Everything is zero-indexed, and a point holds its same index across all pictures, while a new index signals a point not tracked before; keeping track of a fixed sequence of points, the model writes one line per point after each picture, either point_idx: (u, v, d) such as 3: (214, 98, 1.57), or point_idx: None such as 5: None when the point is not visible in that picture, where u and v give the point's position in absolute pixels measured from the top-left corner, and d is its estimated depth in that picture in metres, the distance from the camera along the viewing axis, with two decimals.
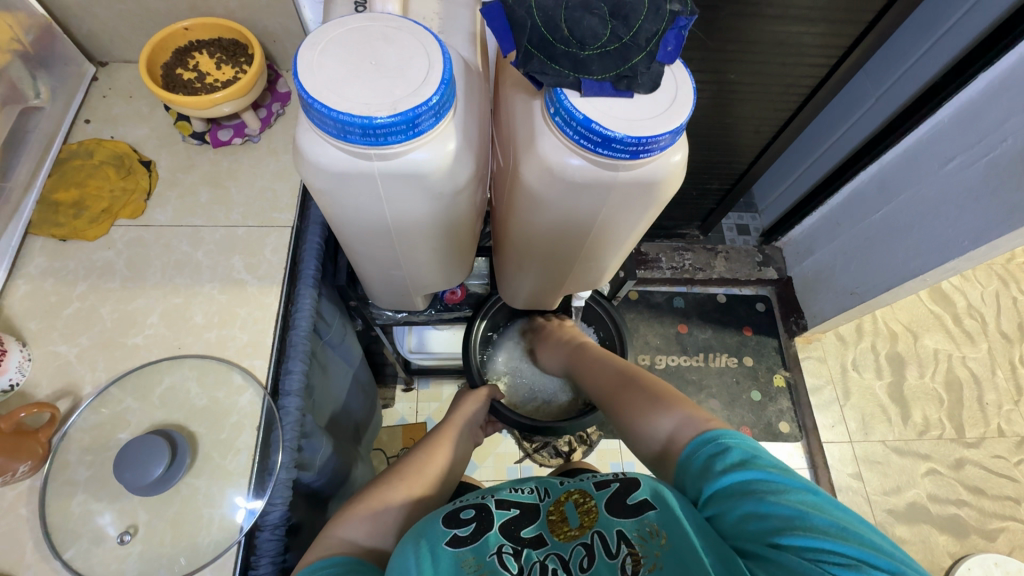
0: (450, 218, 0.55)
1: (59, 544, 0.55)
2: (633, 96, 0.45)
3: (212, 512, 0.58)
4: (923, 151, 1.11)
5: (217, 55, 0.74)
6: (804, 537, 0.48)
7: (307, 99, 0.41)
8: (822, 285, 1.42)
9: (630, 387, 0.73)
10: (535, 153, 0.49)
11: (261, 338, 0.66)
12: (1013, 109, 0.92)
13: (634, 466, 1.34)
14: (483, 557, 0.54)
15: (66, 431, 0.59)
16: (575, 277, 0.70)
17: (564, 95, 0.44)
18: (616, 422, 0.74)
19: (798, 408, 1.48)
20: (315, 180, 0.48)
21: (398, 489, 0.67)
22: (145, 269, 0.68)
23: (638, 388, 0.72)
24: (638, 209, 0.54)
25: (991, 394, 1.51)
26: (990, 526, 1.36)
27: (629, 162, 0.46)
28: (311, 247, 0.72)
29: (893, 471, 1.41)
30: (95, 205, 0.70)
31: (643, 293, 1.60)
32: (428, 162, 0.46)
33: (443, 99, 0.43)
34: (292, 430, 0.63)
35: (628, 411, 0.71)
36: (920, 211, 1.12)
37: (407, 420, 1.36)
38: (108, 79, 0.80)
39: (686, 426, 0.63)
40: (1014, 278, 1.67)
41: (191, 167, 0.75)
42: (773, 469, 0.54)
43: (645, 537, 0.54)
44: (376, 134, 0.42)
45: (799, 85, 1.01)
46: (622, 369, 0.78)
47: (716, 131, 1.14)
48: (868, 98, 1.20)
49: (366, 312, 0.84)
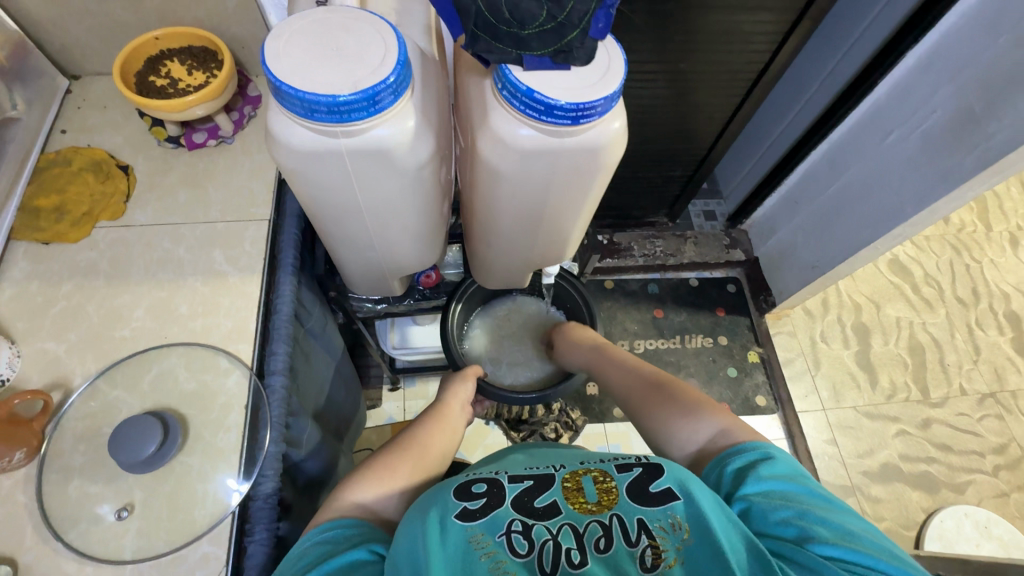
0: (417, 194, 0.60)
1: (59, 526, 0.57)
2: (570, 68, 0.50)
3: (205, 487, 0.61)
4: (865, 127, 1.18)
5: (187, 62, 0.77)
6: (849, 550, 0.52)
7: (275, 82, 0.45)
8: (787, 263, 1.50)
9: (661, 393, 0.77)
10: (488, 128, 0.53)
11: (245, 324, 0.69)
12: (940, 82, 1.00)
13: (620, 448, 1.39)
14: (493, 535, 0.57)
15: (59, 420, 0.61)
16: (542, 250, 0.75)
17: (508, 70, 0.49)
18: (641, 422, 0.78)
19: (773, 381, 1.54)
20: (287, 161, 0.52)
21: (403, 458, 0.71)
22: (128, 267, 0.71)
23: (670, 395, 0.76)
24: (587, 175, 0.59)
25: (952, 355, 1.60)
26: (958, 480, 1.44)
27: (572, 128, 0.51)
28: (289, 237, 0.76)
29: (865, 435, 1.48)
30: (76, 208, 0.73)
31: (619, 281, 1.66)
32: (391, 139, 0.51)
33: (400, 79, 0.48)
34: (279, 407, 0.66)
35: (664, 415, 0.74)
36: (867, 182, 1.20)
37: (395, 419, 1.39)
38: (82, 91, 0.83)
39: (725, 434, 0.68)
40: (965, 246, 1.77)
41: (168, 170, 0.78)
42: (818, 489, 0.59)
43: (668, 529, 0.56)
44: (341, 111, 0.47)
45: (745, 71, 1.08)
46: (653, 377, 0.82)
47: (674, 119, 1.20)
48: (814, 81, 1.26)
49: (346, 305, 0.88)
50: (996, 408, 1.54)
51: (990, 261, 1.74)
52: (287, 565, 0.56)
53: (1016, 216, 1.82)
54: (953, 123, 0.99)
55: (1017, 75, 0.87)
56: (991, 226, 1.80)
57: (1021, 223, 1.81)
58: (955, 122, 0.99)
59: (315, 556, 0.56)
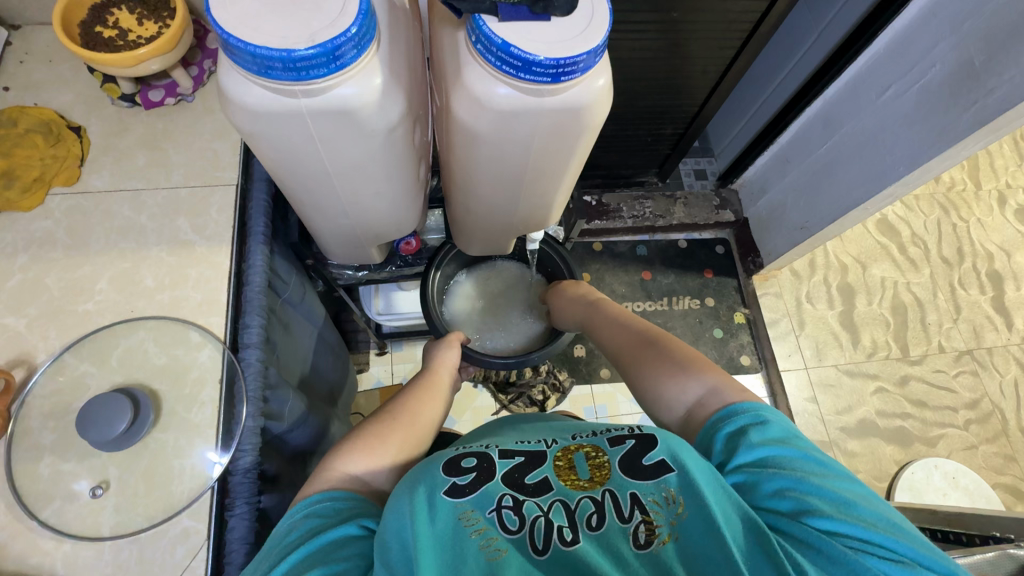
0: (389, 158, 0.56)
1: (33, 505, 0.56)
2: (551, 19, 0.46)
3: (183, 463, 0.60)
4: (862, 82, 1.14)
5: (137, 11, 0.71)
6: (849, 525, 0.50)
7: (222, 35, 0.41)
8: (776, 223, 1.47)
9: (650, 349, 0.75)
10: (463, 86, 0.50)
11: (215, 296, 0.67)
12: (941, 34, 0.96)
13: (608, 410, 1.40)
14: (484, 511, 0.54)
15: (24, 398, 0.59)
16: (524, 215, 0.72)
17: (482, 20, 0.45)
18: (630, 380, 0.75)
19: (757, 341, 1.56)
20: (243, 123, 0.48)
21: (393, 429, 0.69)
22: (87, 236, 0.67)
23: (659, 351, 0.74)
24: (571, 138, 0.55)
25: (933, 314, 1.61)
26: (931, 434, 1.48)
27: (552, 86, 0.48)
28: (258, 204, 0.72)
29: (845, 392, 1.51)
30: (26, 173, 0.68)
31: (608, 244, 1.64)
32: (356, 98, 0.47)
33: (363, 31, 0.44)
34: (255, 381, 0.64)
35: (653, 372, 0.71)
36: (861, 141, 1.16)
37: (383, 383, 1.39)
38: (23, 43, 0.76)
39: (714, 394, 0.65)
40: (954, 206, 1.76)
41: (124, 131, 0.73)
42: (814, 452, 0.57)
43: (662, 503, 0.53)
44: (298, 68, 0.42)
45: (741, 20, 1.02)
46: (643, 331, 0.79)
47: (666, 73, 1.14)
48: (811, 32, 1.19)
49: (326, 271, 0.86)
50: (971, 364, 1.57)
51: (976, 220, 1.74)
52: (274, 539, 0.54)
53: (1005, 174, 1.81)
54: (952, 77, 0.95)
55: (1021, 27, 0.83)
56: (980, 184, 1.79)
57: (1010, 181, 1.81)
58: (953, 77, 0.95)
59: (303, 531, 0.53)
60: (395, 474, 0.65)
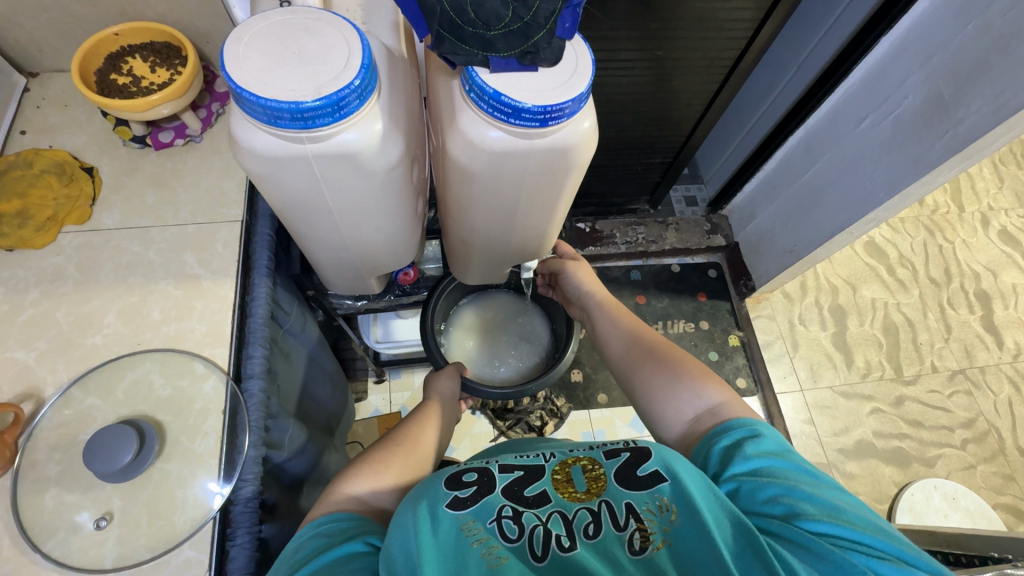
0: (388, 196, 0.59)
1: (37, 538, 0.57)
2: (538, 69, 0.50)
3: (185, 493, 0.61)
4: (840, 113, 1.19)
5: (150, 58, 0.75)
6: (837, 527, 0.52)
7: (236, 89, 0.45)
8: (765, 247, 1.51)
9: (643, 355, 0.76)
10: (457, 130, 0.53)
11: (219, 328, 0.69)
12: (911, 68, 1.01)
13: (605, 434, 1.42)
14: (485, 522, 0.55)
15: (32, 430, 0.61)
16: (517, 247, 0.75)
17: (474, 72, 0.49)
18: (626, 385, 0.77)
19: (752, 363, 1.57)
20: (254, 168, 0.52)
21: (393, 454, 0.70)
22: (97, 271, 0.70)
23: (651, 356, 0.75)
24: (559, 174, 0.58)
25: (924, 334, 1.64)
26: (928, 454, 1.49)
27: (540, 130, 0.52)
28: (263, 239, 0.75)
29: (841, 413, 1.52)
30: (39, 213, 0.71)
31: (602, 268, 1.66)
32: (358, 143, 0.50)
33: (365, 82, 0.48)
34: (257, 411, 0.66)
35: (644, 376, 0.73)
36: (842, 168, 1.21)
37: (382, 411, 1.40)
38: (40, 89, 0.80)
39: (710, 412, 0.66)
40: (939, 228, 1.80)
41: (134, 171, 0.76)
42: (805, 463, 0.58)
43: (656, 511, 0.55)
44: (305, 118, 0.46)
45: (723, 57, 1.08)
46: (633, 337, 0.80)
47: (655, 106, 1.20)
48: (791, 66, 1.25)
49: (326, 302, 0.89)
50: (965, 383, 1.59)
51: (961, 241, 1.78)
52: (283, 559, 0.55)
53: (986, 197, 1.86)
54: (924, 109, 1.00)
55: (985, 62, 0.88)
56: (963, 207, 1.84)
57: (991, 204, 1.86)
58: (925, 108, 1.00)
59: (310, 550, 0.54)
60: (395, 499, 0.66)
